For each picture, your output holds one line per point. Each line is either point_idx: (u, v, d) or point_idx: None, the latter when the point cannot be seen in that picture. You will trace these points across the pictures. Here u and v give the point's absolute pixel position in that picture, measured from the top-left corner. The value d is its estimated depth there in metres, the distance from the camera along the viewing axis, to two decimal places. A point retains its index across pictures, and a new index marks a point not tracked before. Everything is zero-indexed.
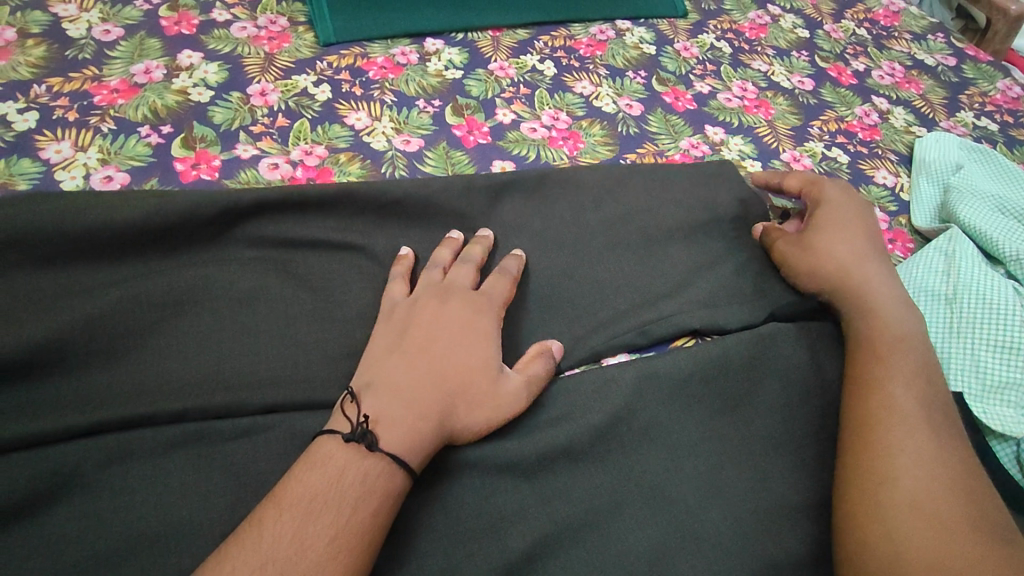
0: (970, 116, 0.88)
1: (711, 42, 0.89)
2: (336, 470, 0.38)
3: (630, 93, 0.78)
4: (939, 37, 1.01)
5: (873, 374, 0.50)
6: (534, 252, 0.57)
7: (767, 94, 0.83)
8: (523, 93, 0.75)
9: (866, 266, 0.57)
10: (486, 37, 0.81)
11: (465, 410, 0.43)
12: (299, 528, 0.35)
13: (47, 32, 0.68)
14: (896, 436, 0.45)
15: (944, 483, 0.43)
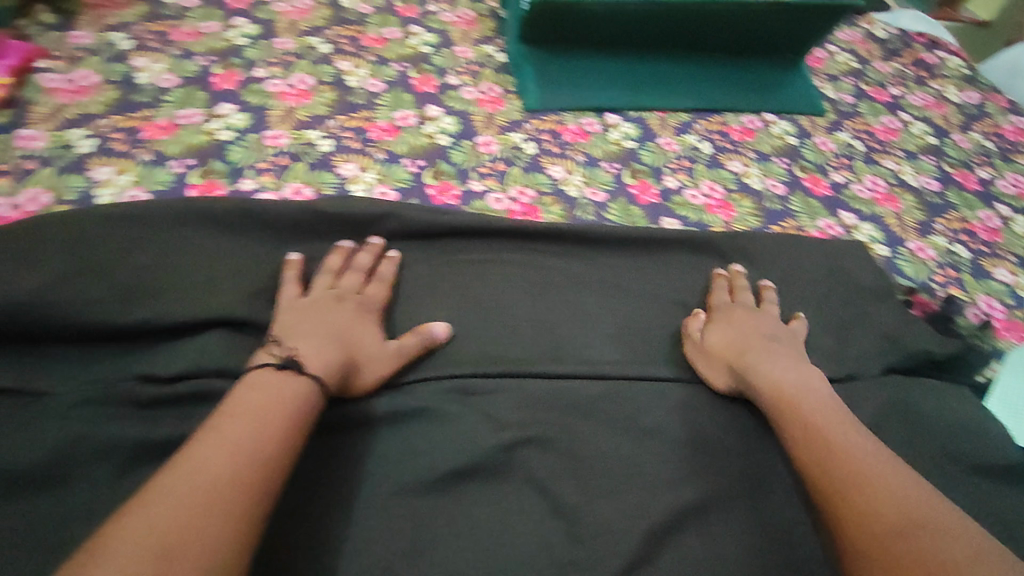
0: (944, 241, 1.00)
1: (694, 142, 1.05)
2: (275, 387, 0.54)
3: (598, 184, 0.94)
4: (933, 158, 1.16)
5: (826, 440, 0.60)
6: (450, 305, 0.73)
7: (733, 196, 0.98)
8: (500, 168, 0.93)
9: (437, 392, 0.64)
10: (481, 115, 1.01)
11: (364, 364, 0.62)
12: (238, 435, 0.49)
13: (121, 80, 0.91)
14: (838, 485, 0.56)
15: (897, 493, 0.54)
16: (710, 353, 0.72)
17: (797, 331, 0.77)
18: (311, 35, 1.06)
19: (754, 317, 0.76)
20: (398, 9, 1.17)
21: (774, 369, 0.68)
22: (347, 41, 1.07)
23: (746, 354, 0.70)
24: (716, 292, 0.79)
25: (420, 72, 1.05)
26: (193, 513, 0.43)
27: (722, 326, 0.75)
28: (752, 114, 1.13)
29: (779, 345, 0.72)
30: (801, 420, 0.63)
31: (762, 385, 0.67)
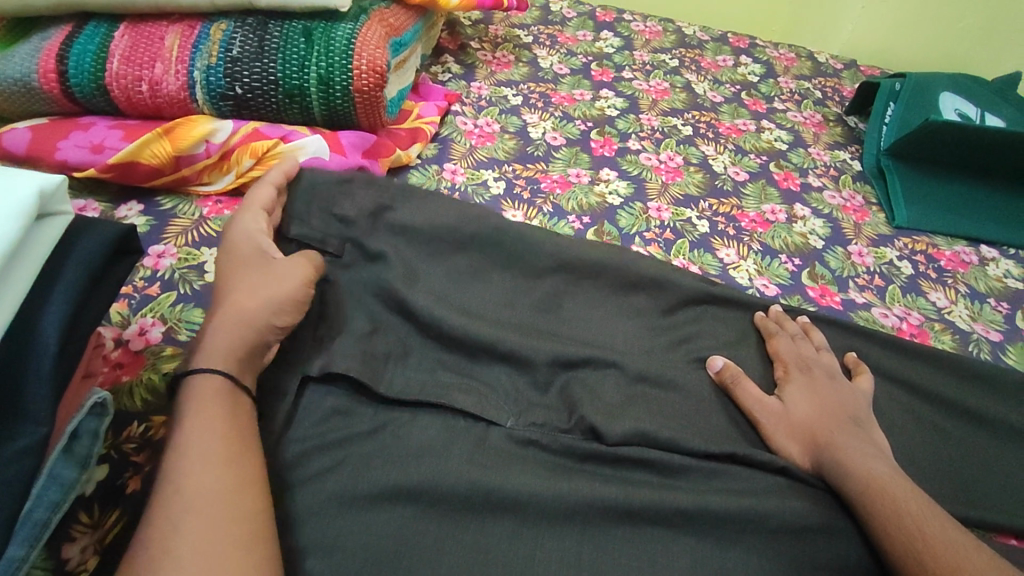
0: None
1: (892, 258, 0.85)
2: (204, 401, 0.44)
3: (772, 276, 0.78)
4: None
5: (895, 510, 0.50)
6: (581, 382, 0.58)
7: (932, 325, 0.76)
8: (666, 237, 0.80)
9: (837, 430, 0.57)
10: (657, 181, 0.89)
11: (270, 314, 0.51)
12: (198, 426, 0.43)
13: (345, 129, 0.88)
14: (937, 546, 0.47)
15: (962, 550, 0.47)
16: (794, 428, 0.59)
17: (867, 390, 0.63)
18: (505, 86, 1.03)
19: (836, 385, 0.62)
20: (591, 74, 1.12)
21: (863, 456, 0.55)
22: (538, 97, 1.02)
23: (831, 434, 0.57)
24: (778, 340, 0.66)
25: (602, 134, 0.96)
26: (200, 517, 0.39)
27: (803, 389, 0.62)
28: (990, 244, 0.91)
29: (866, 432, 0.58)
30: (883, 510, 0.50)
31: (847, 469, 0.54)
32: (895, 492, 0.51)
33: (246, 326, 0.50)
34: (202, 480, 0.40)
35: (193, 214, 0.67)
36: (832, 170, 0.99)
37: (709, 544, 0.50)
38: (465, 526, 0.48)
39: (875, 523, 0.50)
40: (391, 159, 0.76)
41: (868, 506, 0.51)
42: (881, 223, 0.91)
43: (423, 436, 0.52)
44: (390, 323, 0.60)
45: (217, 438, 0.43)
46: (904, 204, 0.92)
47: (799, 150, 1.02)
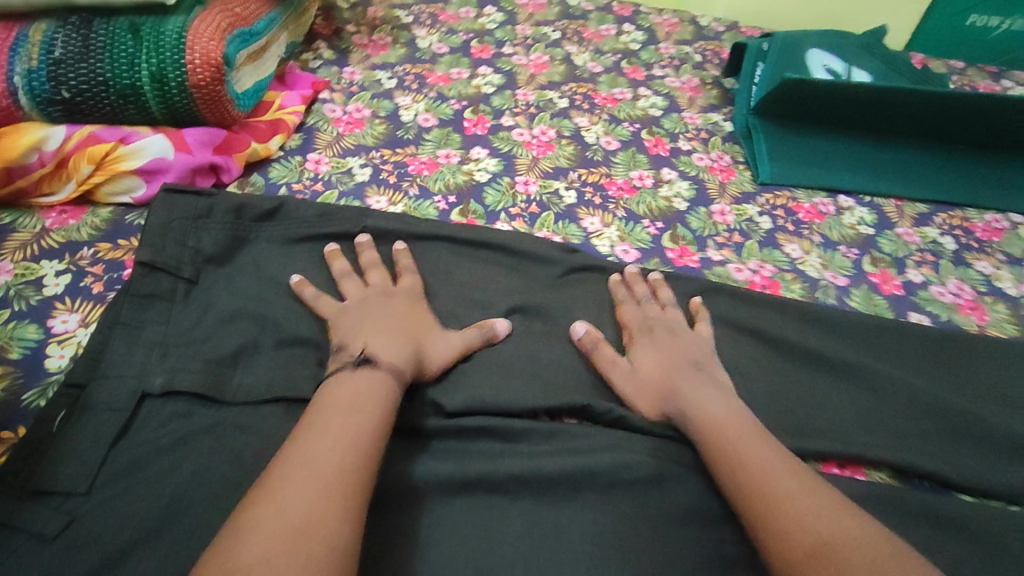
0: None
1: (752, 214, 0.89)
2: (375, 387, 0.54)
3: (633, 241, 0.81)
4: None
5: (733, 445, 0.54)
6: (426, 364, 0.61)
7: (784, 276, 0.81)
8: (531, 211, 0.82)
9: (680, 378, 0.61)
10: (528, 157, 0.90)
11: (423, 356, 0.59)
12: (336, 420, 0.50)
13: (304, 131, 0.86)
14: (767, 471, 0.51)
15: (785, 475, 0.51)
16: (642, 385, 0.62)
17: (706, 334, 0.68)
18: (379, 69, 1.02)
19: (677, 336, 0.65)
20: (471, 51, 1.12)
21: (699, 402, 0.58)
22: (413, 79, 1.01)
23: (671, 382, 0.61)
24: (625, 306, 0.69)
25: (475, 113, 0.97)
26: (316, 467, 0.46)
27: (647, 348, 0.65)
28: (847, 194, 0.96)
29: (705, 373, 0.62)
30: (728, 455, 0.53)
31: (694, 416, 0.57)
32: (738, 429, 0.56)
33: (409, 356, 0.58)
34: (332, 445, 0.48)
35: (32, 227, 0.66)
36: (702, 133, 1.03)
37: (544, 504, 0.53)
38: None
39: (716, 452, 0.54)
40: (247, 152, 0.76)
41: (717, 443, 0.55)
42: (746, 181, 0.95)
43: (262, 428, 0.54)
44: (236, 323, 0.61)
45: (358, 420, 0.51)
46: (767, 160, 0.97)
47: (672, 115, 1.06)
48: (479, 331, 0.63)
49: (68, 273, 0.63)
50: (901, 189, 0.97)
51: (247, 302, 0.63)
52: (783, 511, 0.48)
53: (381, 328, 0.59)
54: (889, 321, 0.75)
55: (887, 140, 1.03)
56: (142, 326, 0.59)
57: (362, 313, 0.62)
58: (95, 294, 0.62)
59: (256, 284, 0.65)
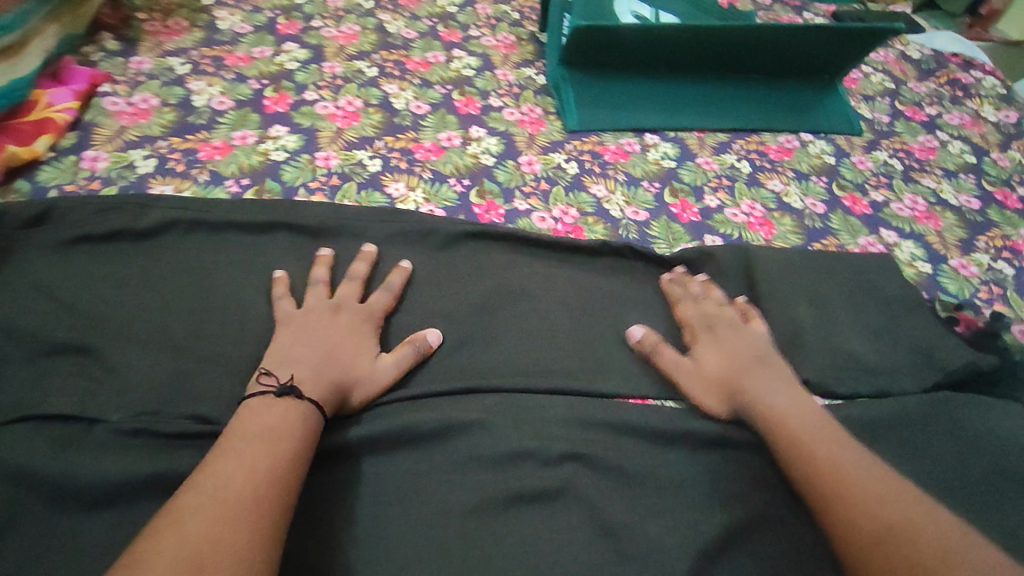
0: (854, 244, 0.88)
1: (559, 162, 0.92)
2: (292, 413, 0.55)
3: (439, 201, 0.82)
4: (860, 161, 1.02)
5: (792, 433, 0.60)
6: (211, 358, 0.61)
7: (587, 219, 0.84)
8: (331, 184, 0.81)
9: (783, 385, 0.65)
10: (331, 129, 0.89)
11: (355, 383, 0.61)
12: (232, 469, 0.48)
13: (81, 128, 0.82)
14: (864, 464, 0.57)
15: (842, 450, 0.58)
16: (705, 378, 0.67)
17: (760, 327, 0.72)
18: (171, 55, 0.97)
19: (737, 333, 0.70)
20: (277, 27, 1.08)
21: (761, 393, 0.65)
22: (210, 62, 0.97)
23: (739, 379, 0.66)
24: (683, 304, 0.74)
25: (277, 91, 0.94)
26: (209, 503, 0.45)
27: (710, 345, 0.70)
28: (653, 132, 1.00)
29: (773, 368, 0.67)
30: (807, 449, 0.59)
31: (761, 409, 0.64)
32: (817, 427, 0.61)
33: (336, 383, 0.59)
34: (233, 474, 0.48)
35: None
36: (515, 88, 1.04)
37: (327, 477, 0.57)
38: (57, 519, 0.49)
39: (789, 456, 0.59)
40: (4, 157, 0.73)
41: (785, 446, 0.60)
42: (555, 131, 0.98)
43: (18, 441, 0.52)
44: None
45: (261, 446, 0.51)
46: (575, 109, 0.99)
47: (485, 73, 1.06)
48: (411, 347, 0.65)
49: None
50: (701, 122, 1.02)
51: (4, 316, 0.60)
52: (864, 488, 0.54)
53: (316, 358, 0.60)
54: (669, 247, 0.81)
55: (690, 77, 1.08)
56: None
57: (296, 337, 0.62)
58: None
59: (16, 295, 0.62)
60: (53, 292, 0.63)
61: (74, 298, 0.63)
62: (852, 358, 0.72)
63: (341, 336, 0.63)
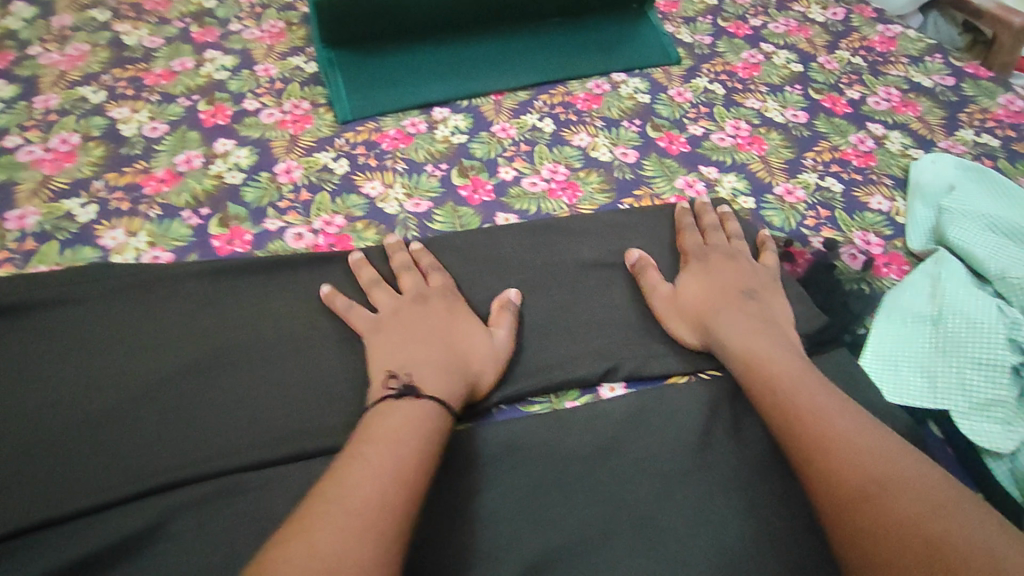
0: (670, 194, 0.78)
1: (325, 161, 0.78)
2: (409, 415, 0.52)
3: (167, 242, 0.68)
4: (678, 93, 0.92)
5: (768, 373, 0.57)
6: None
7: (355, 224, 0.71)
8: (25, 249, 0.66)
9: (751, 321, 0.62)
10: (34, 178, 0.73)
11: (477, 365, 0.58)
12: (379, 463, 0.47)
13: None
14: (848, 422, 0.52)
15: (829, 403, 0.54)
16: (682, 308, 0.64)
17: (772, 266, 0.69)
18: None
19: (737, 265, 0.67)
20: None
21: (740, 334, 0.61)
22: None
23: (714, 312, 0.63)
24: (688, 234, 0.71)
25: None
26: (343, 504, 0.44)
27: (698, 274, 0.67)
28: (440, 104, 0.87)
29: (760, 304, 0.64)
30: (783, 390, 0.55)
31: (728, 351, 0.61)
32: (801, 373, 0.57)
33: (460, 379, 0.56)
34: (378, 478, 0.46)
35: None
36: (277, 83, 0.89)
37: None
38: None
39: (764, 397, 0.56)
40: None
41: (761, 382, 0.57)
42: (324, 125, 0.83)
43: None
44: None
45: (406, 448, 0.49)
46: (344, 95, 0.85)
47: (241, 72, 0.91)
48: (508, 314, 0.63)
49: None
50: (496, 83, 0.89)
51: None
52: (846, 453, 0.49)
53: (434, 355, 0.57)
54: (453, 244, 0.69)
55: (477, 33, 0.95)
56: None
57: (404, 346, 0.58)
58: None
59: None
60: None
61: None
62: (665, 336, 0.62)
63: (446, 319, 0.61)
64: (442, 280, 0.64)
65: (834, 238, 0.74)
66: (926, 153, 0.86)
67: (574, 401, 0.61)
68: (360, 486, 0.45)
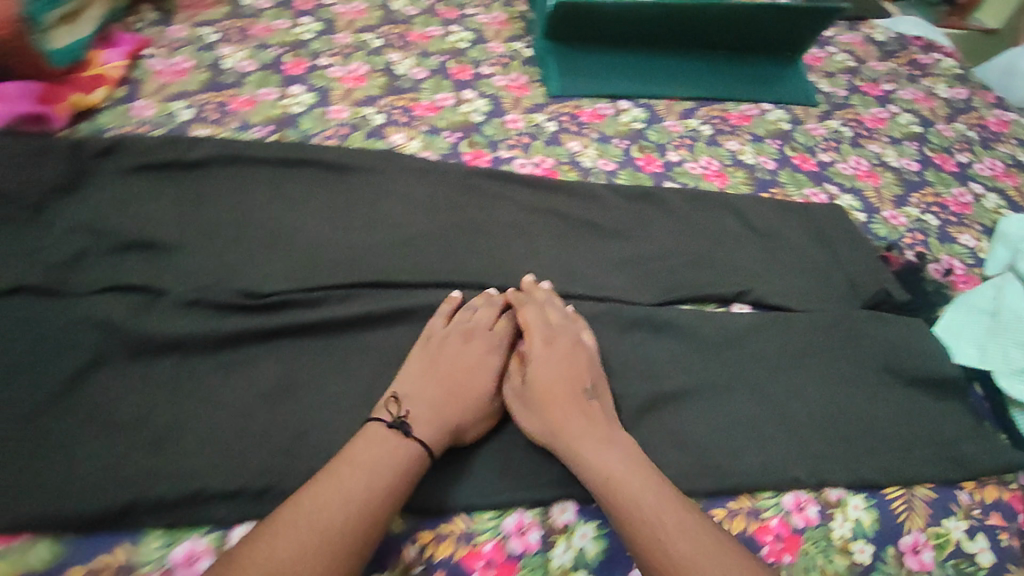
0: (797, 194, 1.00)
1: (540, 121, 1.04)
2: (392, 447, 0.57)
3: (434, 149, 0.95)
4: (816, 127, 1.15)
5: (620, 487, 0.56)
6: (220, 267, 0.74)
7: (561, 168, 0.97)
8: (342, 132, 0.94)
9: (584, 434, 0.61)
10: (341, 89, 1.02)
11: (607, 428, 0.62)
12: (334, 508, 0.51)
13: (132, 83, 0.95)
14: (670, 519, 0.53)
15: (660, 498, 0.55)
16: (535, 391, 0.65)
17: (592, 350, 0.69)
18: (203, 26, 1.09)
19: (572, 354, 0.68)
20: (294, 3, 1.19)
21: (601, 456, 0.59)
22: (236, 32, 1.09)
23: (552, 406, 0.63)
24: (527, 309, 0.72)
25: (294, 57, 1.06)
26: (286, 533, 0.49)
27: (540, 360, 0.67)
28: (627, 99, 1.12)
29: (590, 402, 0.64)
30: (617, 494, 0.56)
31: (587, 466, 0.58)
32: (637, 478, 0.57)
33: (619, 460, 0.58)
34: (320, 509, 0.51)
35: None
36: (505, 59, 1.16)
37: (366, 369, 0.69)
38: (177, 418, 0.62)
39: (596, 492, 0.57)
40: (70, 103, 0.86)
41: (597, 479, 0.57)
42: (539, 95, 1.10)
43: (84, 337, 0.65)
44: (92, 245, 0.73)
45: (363, 496, 0.53)
46: (557, 76, 1.11)
47: (479, 45, 1.17)
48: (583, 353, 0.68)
49: None
50: (673, 91, 1.14)
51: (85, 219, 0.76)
52: (668, 548, 0.52)
53: (562, 379, 0.65)
54: (645, 193, 0.91)
55: (662, 51, 1.19)
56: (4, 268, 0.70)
57: (426, 363, 0.67)
58: None
59: (78, 222, 0.75)
60: (115, 224, 0.75)
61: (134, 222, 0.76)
62: (796, 290, 0.83)
63: (559, 363, 0.67)
64: (484, 318, 0.72)
65: (924, 254, 0.93)
66: (933, 218, 1.00)
67: (713, 309, 0.81)
68: (300, 525, 0.50)
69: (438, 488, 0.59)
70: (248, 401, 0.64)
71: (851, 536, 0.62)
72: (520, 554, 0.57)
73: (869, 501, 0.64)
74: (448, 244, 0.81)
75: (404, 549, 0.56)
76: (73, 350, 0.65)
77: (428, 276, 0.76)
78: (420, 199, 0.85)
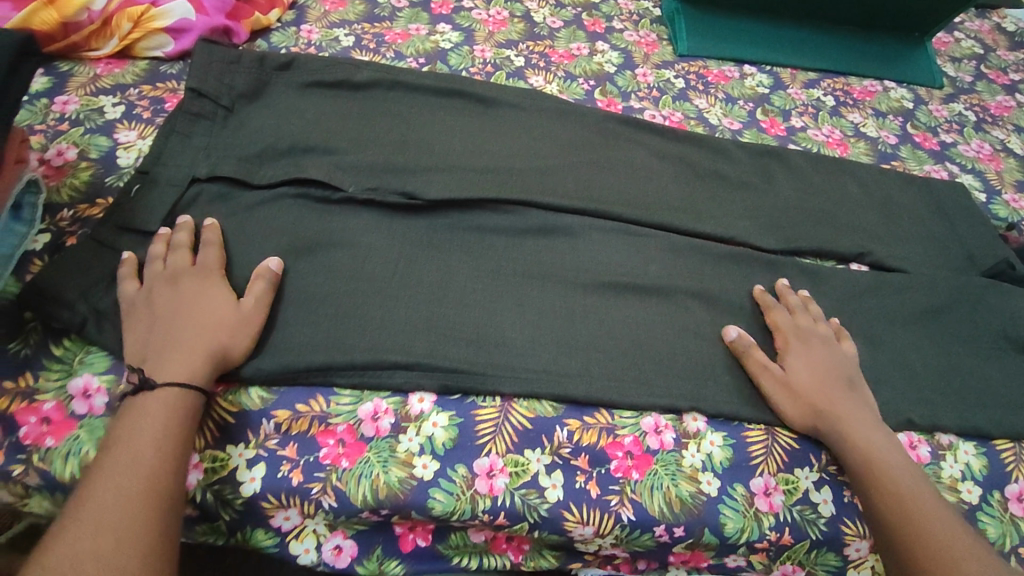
0: (916, 168, 1.02)
1: (669, 77, 1.08)
2: (164, 410, 0.54)
3: (570, 93, 1.01)
4: (938, 108, 1.15)
5: (903, 495, 0.60)
6: (382, 172, 0.78)
7: (689, 122, 1.01)
8: (487, 71, 1.01)
9: (875, 439, 0.64)
10: (484, 31, 1.08)
11: (881, 430, 0.65)
12: (118, 472, 0.50)
13: (298, 8, 1.03)
14: (938, 517, 0.59)
15: (940, 510, 0.59)
16: (796, 390, 0.67)
17: (850, 352, 0.71)
18: None
19: (829, 353, 0.70)
20: None
21: (863, 441, 0.64)
22: None
23: (825, 400, 0.66)
24: (777, 313, 0.73)
25: None
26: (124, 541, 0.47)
27: (799, 356, 0.69)
28: (751, 64, 1.15)
29: (856, 394, 0.67)
30: (921, 511, 0.59)
31: (853, 450, 0.63)
32: (937, 500, 0.60)
33: (894, 461, 0.62)
34: (131, 495, 0.49)
35: (43, 104, 0.79)
36: (635, 16, 1.19)
37: (518, 276, 0.73)
38: (354, 295, 0.67)
39: (878, 498, 0.61)
40: (251, 21, 0.95)
41: (871, 477, 0.62)
42: (667, 53, 1.14)
43: (275, 219, 0.72)
44: (272, 139, 0.79)
45: (156, 450, 0.52)
46: (686, 36, 1.14)
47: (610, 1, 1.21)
48: (845, 352, 0.70)
49: (122, 104, 0.82)
50: (796, 61, 1.16)
51: (268, 119, 0.83)
52: (938, 542, 0.57)
53: (821, 372, 0.68)
54: (775, 151, 0.93)
55: (789, 21, 1.20)
56: (203, 153, 0.77)
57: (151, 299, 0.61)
58: (145, 119, 0.81)
59: (263, 120, 0.82)
60: (292, 125, 0.82)
61: (311, 126, 0.83)
62: (915, 257, 0.86)
63: (838, 368, 0.69)
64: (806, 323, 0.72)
65: None
66: None
67: (833, 264, 0.84)
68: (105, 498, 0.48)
69: (588, 386, 0.65)
70: (414, 291, 0.69)
71: (960, 477, 0.66)
72: (656, 450, 0.64)
73: (979, 449, 0.69)
74: (589, 175, 0.85)
75: (555, 430, 0.63)
76: (267, 229, 0.71)
77: (573, 201, 0.80)
78: (562, 134, 0.90)
